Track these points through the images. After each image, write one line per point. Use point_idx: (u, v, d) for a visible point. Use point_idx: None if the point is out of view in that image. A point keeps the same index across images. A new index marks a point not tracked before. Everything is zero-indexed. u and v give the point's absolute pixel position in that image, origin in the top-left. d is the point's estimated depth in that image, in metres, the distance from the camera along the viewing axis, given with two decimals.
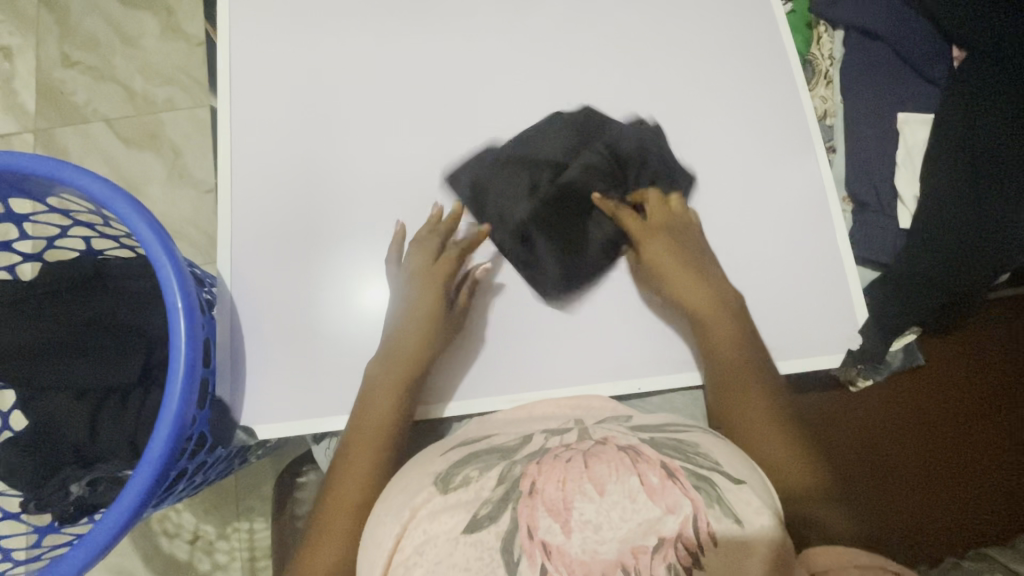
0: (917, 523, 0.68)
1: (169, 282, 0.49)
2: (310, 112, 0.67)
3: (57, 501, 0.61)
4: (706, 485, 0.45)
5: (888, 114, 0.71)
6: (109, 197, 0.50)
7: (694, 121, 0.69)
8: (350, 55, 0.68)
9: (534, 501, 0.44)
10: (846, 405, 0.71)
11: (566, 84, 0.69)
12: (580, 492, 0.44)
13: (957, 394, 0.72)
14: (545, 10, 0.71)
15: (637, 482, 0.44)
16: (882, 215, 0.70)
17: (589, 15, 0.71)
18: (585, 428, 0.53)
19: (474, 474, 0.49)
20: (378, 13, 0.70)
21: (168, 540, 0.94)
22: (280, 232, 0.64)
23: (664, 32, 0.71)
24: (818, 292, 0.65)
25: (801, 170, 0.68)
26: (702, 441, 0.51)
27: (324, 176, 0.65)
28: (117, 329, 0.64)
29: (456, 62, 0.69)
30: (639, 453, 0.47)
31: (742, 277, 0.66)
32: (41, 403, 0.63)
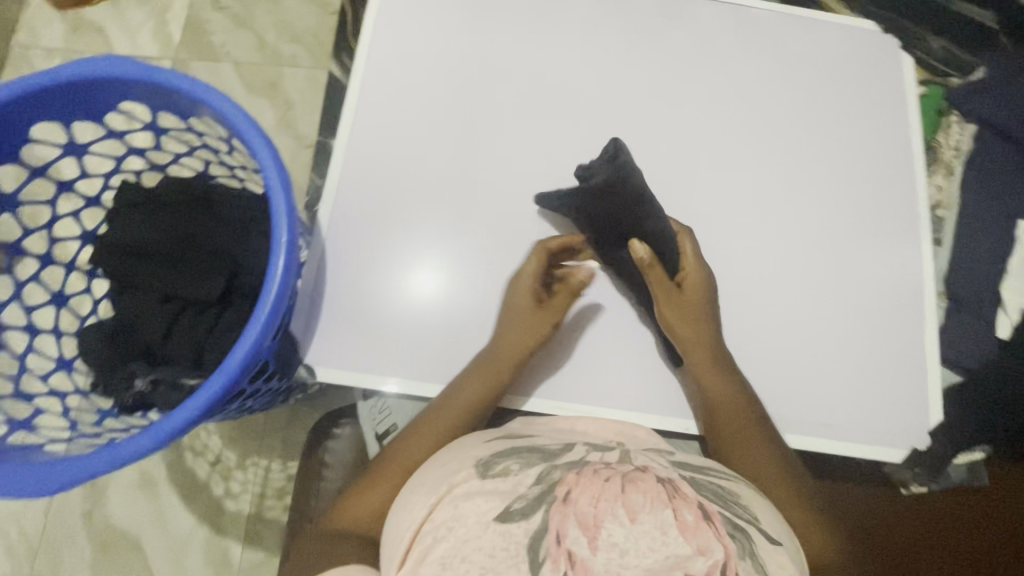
0: None
1: (279, 217, 0.53)
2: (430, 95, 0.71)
3: (120, 389, 0.66)
4: (740, 537, 0.45)
5: (1005, 219, 0.68)
6: (246, 128, 0.55)
7: (794, 185, 0.69)
8: (481, 51, 0.72)
9: (568, 508, 0.45)
10: (902, 519, 0.61)
11: (674, 121, 0.70)
12: (613, 512, 0.44)
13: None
14: (674, 47, 0.73)
15: (670, 516, 0.44)
16: (977, 320, 0.67)
17: (717, 61, 0.73)
18: (627, 451, 0.53)
19: (514, 467, 0.50)
20: (515, 18, 0.73)
21: (193, 456, 0.99)
22: (376, 197, 0.68)
23: (788, 92, 0.72)
24: (880, 381, 0.65)
25: (896, 258, 0.67)
26: (744, 493, 0.51)
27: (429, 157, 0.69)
28: (213, 250, 0.69)
29: (575, 80, 0.72)
30: (677, 488, 0.47)
31: (806, 347, 0.65)
32: (130, 299, 0.68)
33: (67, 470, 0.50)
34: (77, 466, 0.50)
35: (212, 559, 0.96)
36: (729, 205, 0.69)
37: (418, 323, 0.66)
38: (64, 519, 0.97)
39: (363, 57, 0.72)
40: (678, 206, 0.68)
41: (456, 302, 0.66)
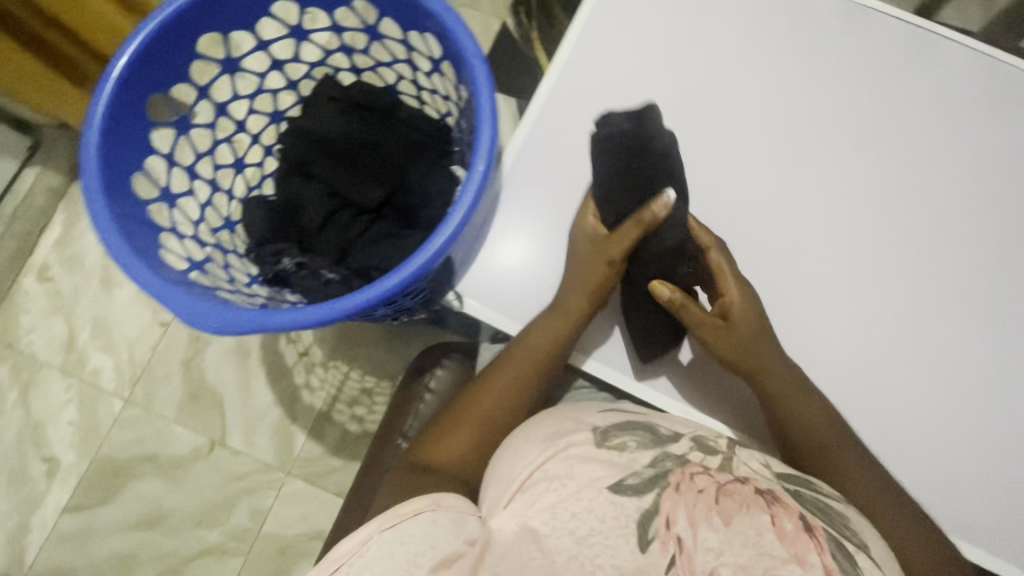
0: None
1: (481, 148, 0.54)
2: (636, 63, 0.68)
3: (267, 262, 0.71)
4: (848, 563, 0.42)
5: None
6: (472, 55, 0.55)
7: (978, 265, 0.65)
8: (699, 36, 0.69)
9: (678, 497, 0.44)
10: None
11: (876, 164, 0.67)
12: (710, 516, 0.43)
13: None
14: (903, 92, 0.68)
15: (767, 521, 0.43)
16: None
17: (944, 121, 0.67)
18: (734, 451, 0.51)
19: (632, 444, 0.49)
20: (743, 12, 0.69)
21: (286, 342, 1.06)
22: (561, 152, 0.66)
23: (1007, 175, 0.67)
24: (1003, 492, 0.62)
25: None
26: (850, 516, 0.48)
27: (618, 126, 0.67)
28: (388, 161, 0.72)
29: (787, 90, 0.68)
30: (777, 497, 0.45)
31: (936, 427, 0.63)
32: (297, 183, 0.73)
33: (234, 318, 0.53)
34: (245, 317, 0.53)
35: (279, 438, 1.03)
36: (907, 262, 0.65)
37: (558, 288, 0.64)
38: (165, 361, 1.06)
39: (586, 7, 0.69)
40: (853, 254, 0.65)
41: (554, 267, 0.64)
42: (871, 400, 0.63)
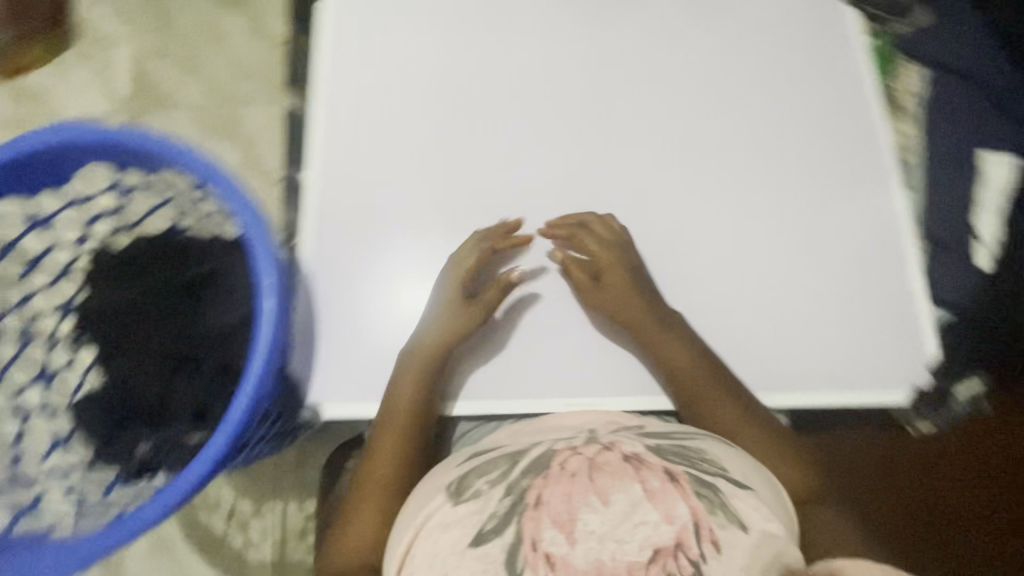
0: None
1: (261, 263, 0.51)
2: (375, 90, 0.63)
3: (122, 456, 0.64)
4: (710, 493, 0.46)
5: (967, 150, 0.61)
6: (215, 175, 0.53)
7: (763, 145, 0.63)
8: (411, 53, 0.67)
9: (540, 510, 0.45)
10: (911, 457, 0.68)
11: (634, 90, 0.64)
12: (586, 499, 0.44)
13: (1011, 457, 0.68)
14: (609, 18, 0.66)
15: (639, 489, 0.45)
16: (954, 255, 0.61)
17: (656, 27, 0.66)
18: (596, 437, 0.52)
19: (485, 486, 0.49)
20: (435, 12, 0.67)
21: (207, 512, 0.97)
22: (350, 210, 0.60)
23: (729, 54, 0.66)
24: (884, 342, 0.58)
25: (870, 201, 0.62)
26: (712, 448, 0.52)
27: (379, 162, 0.61)
28: (193, 303, 0.68)
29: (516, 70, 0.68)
30: (642, 459, 0.48)
31: (807, 314, 0.59)
32: (119, 364, 0.67)
33: (83, 548, 0.49)
34: (95, 544, 0.49)
35: None
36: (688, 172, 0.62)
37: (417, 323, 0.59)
38: None
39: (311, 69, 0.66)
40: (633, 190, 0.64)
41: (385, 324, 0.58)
42: (729, 316, 0.59)
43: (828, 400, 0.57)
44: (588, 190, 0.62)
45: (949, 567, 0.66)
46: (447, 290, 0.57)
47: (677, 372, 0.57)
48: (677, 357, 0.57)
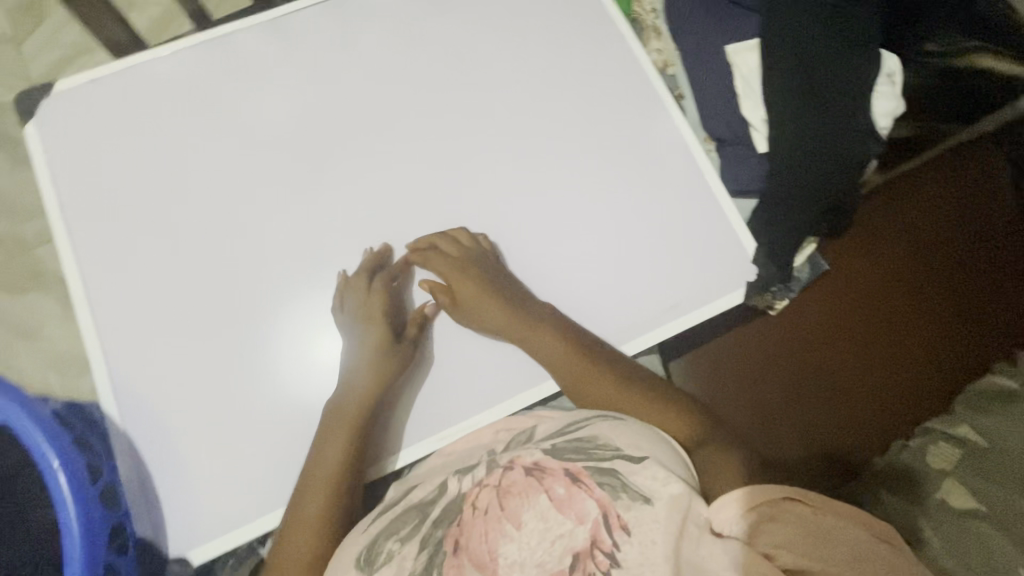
0: (861, 429, 0.78)
1: (37, 441, 0.46)
2: (137, 213, 0.61)
3: None
4: (610, 480, 0.44)
5: (714, 49, 0.64)
6: None
7: (536, 112, 0.65)
8: (165, 148, 0.63)
9: (458, 559, 0.44)
10: (793, 339, 0.81)
11: (401, 110, 0.65)
12: (502, 530, 0.44)
13: (860, 305, 0.83)
14: (354, 53, 0.67)
15: (545, 501, 0.44)
16: (737, 146, 0.64)
17: (401, 46, 0.67)
18: (495, 457, 0.52)
19: (396, 546, 0.48)
20: (176, 102, 0.64)
21: None
22: (150, 342, 0.58)
23: (478, 42, 0.68)
24: (705, 250, 0.60)
25: (649, 126, 0.64)
26: (600, 431, 0.49)
27: (167, 281, 0.59)
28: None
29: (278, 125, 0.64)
30: (542, 468, 0.47)
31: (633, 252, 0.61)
32: None
33: None
34: None
35: None
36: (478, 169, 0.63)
37: (325, 388, 0.58)
38: None
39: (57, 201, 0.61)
40: (436, 199, 0.63)
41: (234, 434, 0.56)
42: (565, 282, 0.61)
43: (674, 327, 0.59)
44: (388, 222, 0.62)
45: (858, 416, 0.79)
46: (365, 327, 0.58)
47: (558, 366, 0.56)
48: (545, 347, 0.56)
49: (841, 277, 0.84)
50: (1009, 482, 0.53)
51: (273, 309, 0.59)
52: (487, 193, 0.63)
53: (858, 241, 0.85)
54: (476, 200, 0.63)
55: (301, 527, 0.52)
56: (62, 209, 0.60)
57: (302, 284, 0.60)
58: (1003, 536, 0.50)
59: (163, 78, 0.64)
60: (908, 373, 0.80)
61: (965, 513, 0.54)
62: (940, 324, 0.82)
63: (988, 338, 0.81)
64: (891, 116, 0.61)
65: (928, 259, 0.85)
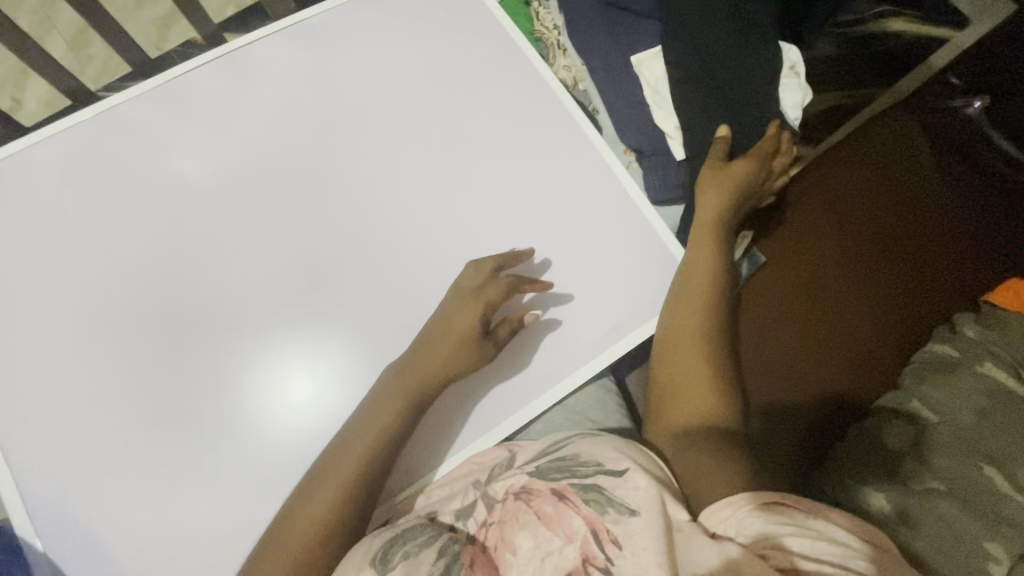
0: (830, 386, 0.80)
1: None
2: (39, 307, 0.57)
3: None
4: (594, 494, 0.46)
5: (619, 59, 0.64)
6: None
7: (451, 145, 0.63)
8: (60, 234, 0.59)
9: (473, 569, 0.45)
10: (780, 282, 0.85)
11: (311, 160, 0.62)
12: (502, 556, 0.46)
13: (843, 260, 0.85)
14: (250, 108, 0.64)
15: (535, 520, 0.47)
16: (656, 155, 0.63)
17: (300, 94, 0.64)
18: (485, 487, 0.53)
19: (415, 549, 0.48)
20: (67, 184, 0.61)
21: None
22: (69, 442, 0.54)
23: (380, 80, 0.65)
24: (638, 262, 0.59)
25: (566, 144, 0.62)
26: (581, 448, 0.52)
27: (79, 374, 0.56)
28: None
29: (180, 193, 0.61)
30: (530, 491, 0.49)
31: (568, 277, 0.59)
32: None
33: None
34: None
35: None
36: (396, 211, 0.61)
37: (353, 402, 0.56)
38: None
39: None
40: (358, 250, 0.60)
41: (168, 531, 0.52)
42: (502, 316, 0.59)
43: (617, 350, 0.57)
44: (310, 279, 0.59)
45: (830, 374, 0.80)
46: (456, 315, 0.55)
47: (683, 293, 0.55)
48: (699, 266, 0.55)
49: (829, 229, 0.87)
50: (963, 457, 0.56)
51: (194, 390, 0.55)
52: (410, 234, 0.60)
53: (820, 200, 0.88)
54: (400, 245, 0.60)
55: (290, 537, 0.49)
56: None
57: (225, 359, 0.56)
58: (965, 518, 0.52)
59: (50, 160, 0.61)
60: (883, 324, 0.82)
61: (928, 491, 0.55)
62: (912, 292, 0.84)
63: (954, 287, 0.84)
64: (800, 107, 0.59)
65: (890, 213, 0.87)
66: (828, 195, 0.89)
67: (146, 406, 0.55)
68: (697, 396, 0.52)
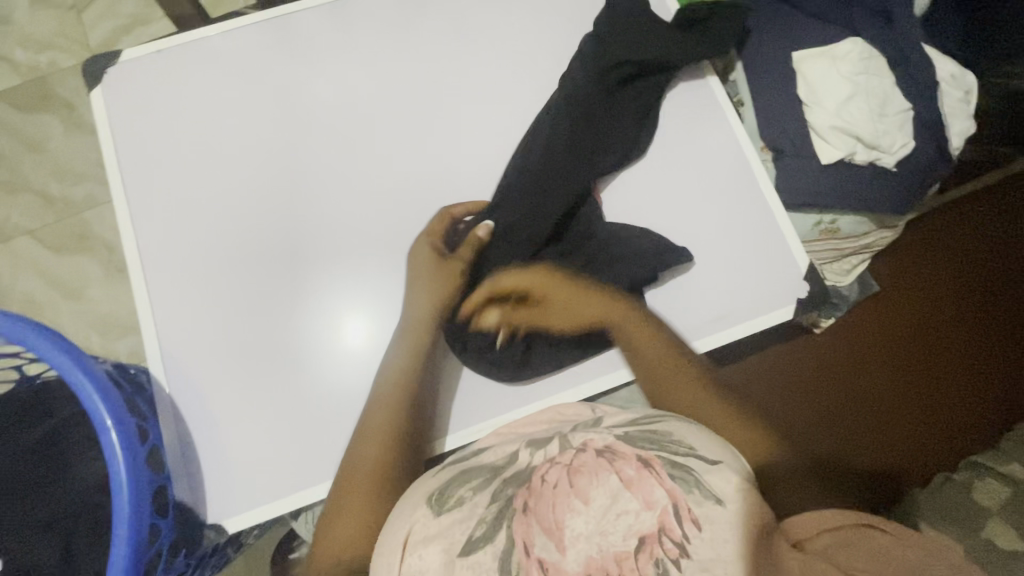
0: (909, 454, 0.69)
1: (89, 398, 0.47)
2: (190, 181, 0.61)
3: None
4: (684, 473, 0.41)
5: (782, 56, 0.61)
6: (13, 329, 0.47)
7: None
8: (211, 122, 0.63)
9: (529, 516, 0.39)
10: (843, 338, 0.72)
11: (450, 97, 0.63)
12: (569, 504, 0.39)
13: (924, 311, 0.73)
14: (407, 37, 0.65)
15: (616, 481, 0.40)
16: (801, 159, 0.60)
17: (457, 34, 0.65)
18: (565, 437, 0.48)
19: (468, 494, 0.44)
20: (226, 77, 0.64)
21: None
22: (196, 308, 0.58)
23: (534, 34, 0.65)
24: (759, 259, 0.59)
25: (708, 131, 0.62)
26: (677, 429, 0.46)
27: (213, 250, 0.60)
28: (52, 465, 0.61)
29: (321, 105, 0.63)
30: (614, 451, 0.43)
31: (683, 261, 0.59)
32: (13, 544, 0.59)
33: None
34: None
35: None
36: None
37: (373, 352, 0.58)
38: None
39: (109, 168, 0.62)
40: (482, 191, 0.61)
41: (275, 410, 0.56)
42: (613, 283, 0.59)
43: (722, 338, 0.58)
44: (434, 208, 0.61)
45: (906, 441, 0.70)
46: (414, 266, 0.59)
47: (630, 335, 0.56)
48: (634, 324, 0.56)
49: (906, 275, 0.74)
50: None
51: (314, 285, 0.59)
52: None
53: (938, 243, 0.75)
54: None
55: (357, 476, 0.52)
56: (120, 172, 0.61)
57: (343, 265, 0.60)
58: None
59: (217, 53, 0.65)
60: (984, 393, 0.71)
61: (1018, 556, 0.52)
62: (1002, 343, 0.73)
63: None
64: (963, 136, 0.61)
65: (986, 256, 0.75)
66: (915, 234, 0.75)
67: (266, 294, 0.59)
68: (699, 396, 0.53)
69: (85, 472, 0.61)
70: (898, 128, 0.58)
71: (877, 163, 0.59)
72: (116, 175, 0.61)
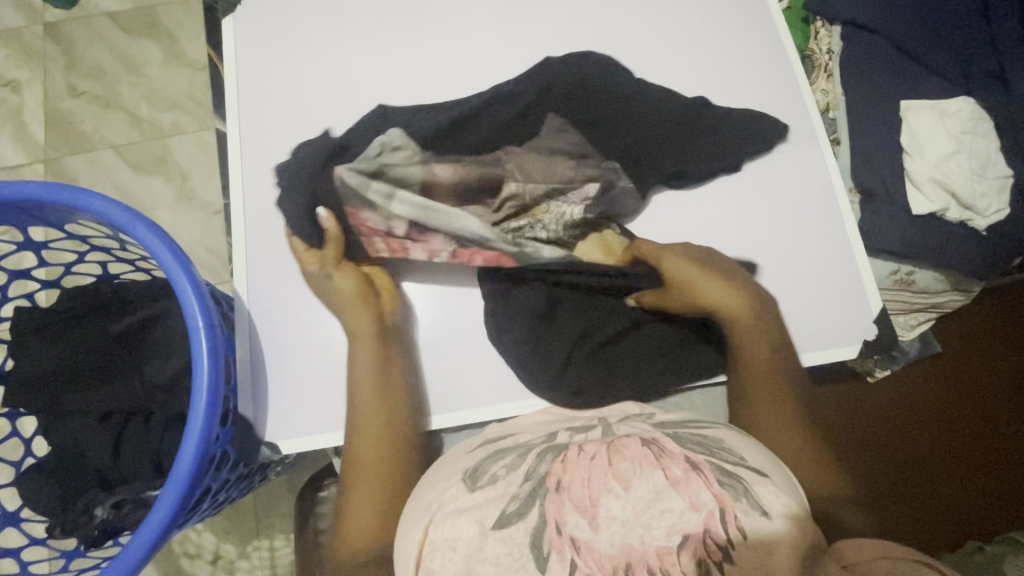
0: (949, 522, 0.68)
1: (187, 299, 0.49)
2: (294, 120, 0.64)
3: (81, 525, 0.61)
4: (733, 481, 0.38)
5: (890, 102, 0.62)
6: (127, 221, 0.50)
7: None
8: (325, 68, 0.66)
9: (562, 496, 0.37)
10: (888, 396, 0.71)
11: None
12: (606, 484, 0.37)
13: (977, 385, 0.72)
14: (525, 19, 0.66)
15: (661, 477, 0.37)
16: (892, 205, 0.61)
17: (572, 25, 0.66)
18: (609, 425, 0.46)
19: (502, 472, 0.42)
20: (348, 30, 0.67)
21: (190, 561, 0.92)
22: (271, 238, 0.61)
23: (649, 38, 0.66)
24: (832, 294, 0.59)
25: (804, 162, 0.62)
26: (725, 435, 0.43)
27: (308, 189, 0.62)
28: (122, 358, 0.64)
29: (430, 70, 0.65)
30: (662, 446, 0.40)
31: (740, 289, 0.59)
32: (69, 427, 0.62)
33: None
34: None
35: None
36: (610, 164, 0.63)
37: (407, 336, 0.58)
38: None
39: (227, 96, 0.65)
40: None
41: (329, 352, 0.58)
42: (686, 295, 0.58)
43: None
44: None
45: (945, 508, 0.68)
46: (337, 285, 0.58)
47: (754, 362, 0.56)
48: (756, 341, 0.57)
49: (963, 347, 0.73)
50: None
51: None
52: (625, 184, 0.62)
53: (992, 318, 0.74)
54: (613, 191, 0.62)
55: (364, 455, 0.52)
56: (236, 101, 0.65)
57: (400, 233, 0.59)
58: None
59: (341, 5, 0.67)
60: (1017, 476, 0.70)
61: None
62: None
63: None
64: None
65: None
66: (979, 307, 0.74)
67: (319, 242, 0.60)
68: (769, 396, 0.54)
69: (150, 370, 0.64)
70: (996, 192, 0.59)
71: (967, 224, 0.60)
72: (231, 100, 0.65)
